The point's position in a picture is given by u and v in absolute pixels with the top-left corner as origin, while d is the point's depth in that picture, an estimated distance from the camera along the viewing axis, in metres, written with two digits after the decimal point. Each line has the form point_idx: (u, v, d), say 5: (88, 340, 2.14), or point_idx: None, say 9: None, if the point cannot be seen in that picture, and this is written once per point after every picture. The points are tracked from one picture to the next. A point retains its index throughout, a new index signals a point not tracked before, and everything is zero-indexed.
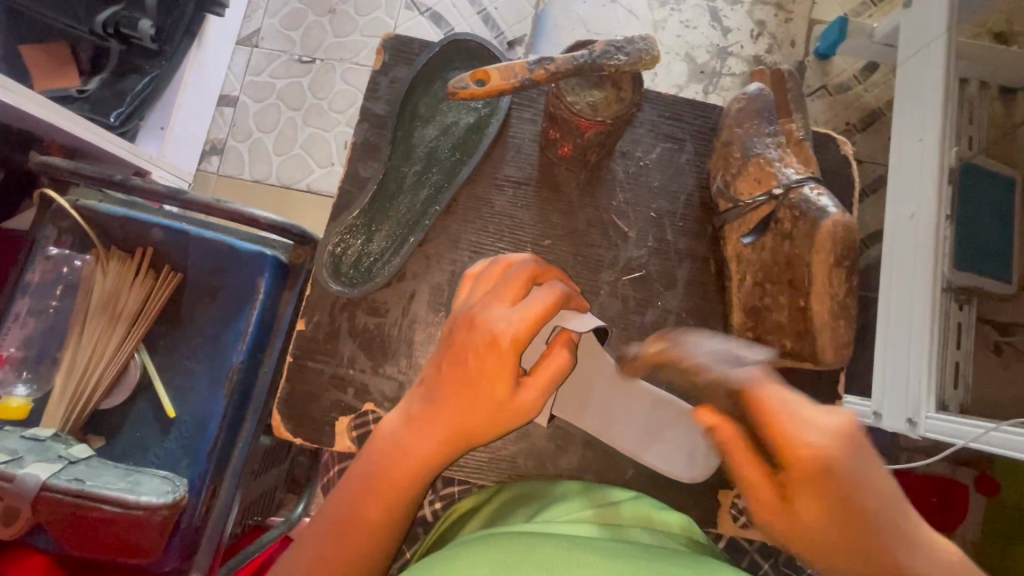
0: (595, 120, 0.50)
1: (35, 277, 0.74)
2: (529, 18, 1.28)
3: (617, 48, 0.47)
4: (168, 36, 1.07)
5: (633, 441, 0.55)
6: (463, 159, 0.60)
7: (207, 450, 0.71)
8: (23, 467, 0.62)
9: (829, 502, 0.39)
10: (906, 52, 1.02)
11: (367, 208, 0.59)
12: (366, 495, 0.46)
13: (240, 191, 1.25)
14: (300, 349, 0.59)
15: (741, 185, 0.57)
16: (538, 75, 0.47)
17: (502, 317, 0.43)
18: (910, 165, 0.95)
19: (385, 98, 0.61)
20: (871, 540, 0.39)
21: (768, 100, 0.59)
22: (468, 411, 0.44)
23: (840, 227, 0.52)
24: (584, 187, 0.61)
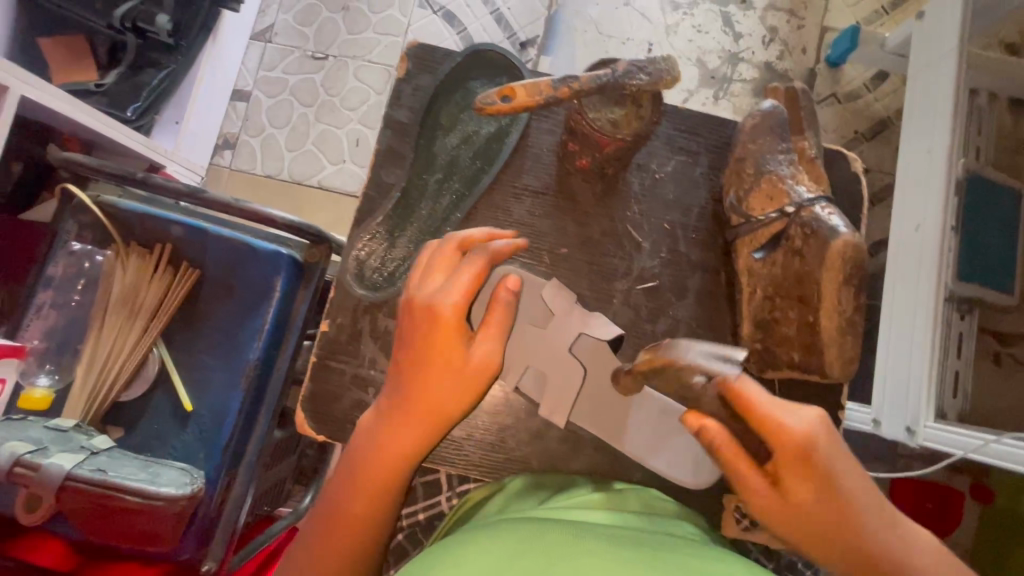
0: (615, 135, 0.52)
1: (57, 271, 0.76)
2: (542, 20, 1.29)
3: (640, 67, 0.48)
4: (184, 30, 1.08)
5: (641, 447, 0.55)
6: (485, 168, 0.62)
7: (223, 443, 0.73)
8: (49, 457, 0.63)
9: (816, 485, 0.43)
10: (917, 64, 1.03)
11: (390, 213, 0.60)
12: (348, 488, 0.49)
13: (253, 186, 1.26)
14: (324, 348, 0.60)
15: (754, 201, 0.58)
16: (563, 92, 0.48)
17: (437, 290, 0.48)
18: (918, 176, 0.96)
19: (409, 105, 0.62)
20: (848, 524, 0.44)
21: (782, 117, 0.60)
22: (430, 380, 0.48)
23: (851, 247, 0.52)
24: (600, 198, 0.62)
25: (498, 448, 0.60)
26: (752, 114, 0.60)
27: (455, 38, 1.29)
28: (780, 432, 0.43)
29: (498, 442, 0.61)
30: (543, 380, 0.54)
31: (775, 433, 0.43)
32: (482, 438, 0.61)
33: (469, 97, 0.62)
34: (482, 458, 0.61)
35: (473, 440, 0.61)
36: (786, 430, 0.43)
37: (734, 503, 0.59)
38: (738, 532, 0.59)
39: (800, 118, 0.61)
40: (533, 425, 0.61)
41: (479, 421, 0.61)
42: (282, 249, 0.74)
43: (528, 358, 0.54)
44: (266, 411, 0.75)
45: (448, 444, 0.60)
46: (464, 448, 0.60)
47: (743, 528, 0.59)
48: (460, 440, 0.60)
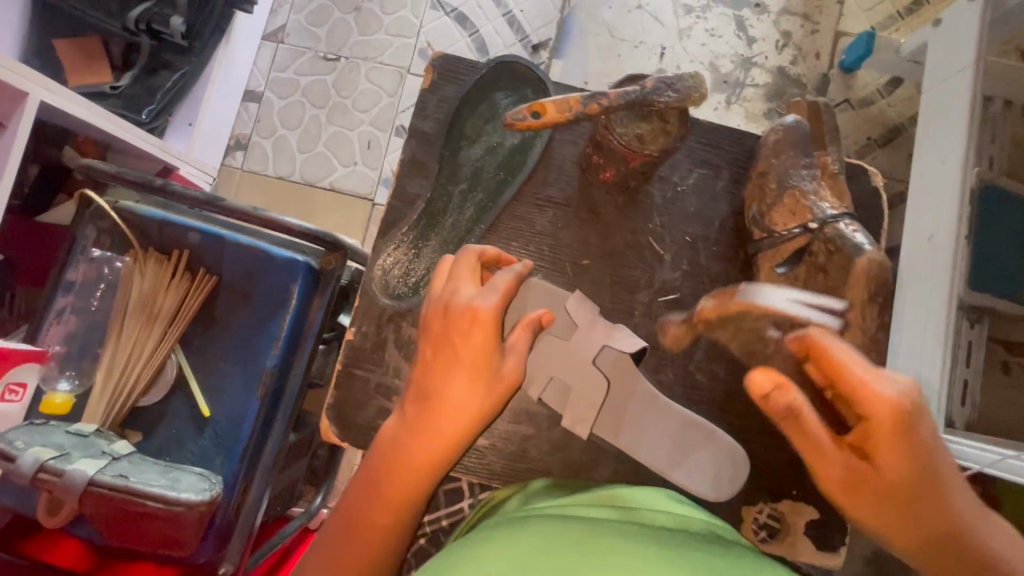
0: (643, 150, 0.51)
1: (76, 276, 0.77)
2: (555, 22, 1.28)
3: (668, 84, 0.48)
4: (198, 33, 1.07)
5: (663, 459, 0.55)
6: (508, 178, 0.61)
7: (240, 449, 0.74)
8: (71, 463, 0.64)
9: (907, 457, 0.44)
10: (933, 72, 1.03)
11: (414, 223, 0.61)
12: (371, 495, 0.48)
13: (265, 188, 1.27)
14: (349, 356, 0.60)
15: (777, 215, 0.58)
16: (592, 109, 0.47)
17: (474, 296, 0.49)
18: (933, 185, 0.96)
19: (433, 117, 0.62)
20: (932, 495, 0.45)
21: (805, 132, 0.60)
22: (462, 388, 0.47)
23: (875, 265, 0.52)
24: (622, 209, 0.62)
25: (520, 458, 0.61)
26: (775, 129, 0.60)
27: (467, 40, 1.28)
28: (873, 399, 0.44)
29: (519, 453, 0.61)
30: (567, 393, 0.53)
31: (867, 396, 0.44)
32: (504, 445, 0.61)
33: (493, 109, 0.62)
34: (504, 467, 0.61)
35: (494, 450, 0.61)
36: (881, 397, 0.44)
37: (752, 514, 0.59)
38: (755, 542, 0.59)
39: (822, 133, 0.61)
40: (556, 435, 0.61)
41: (500, 432, 0.61)
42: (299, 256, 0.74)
43: (553, 369, 0.53)
44: (283, 416, 0.75)
45: (470, 452, 0.60)
46: (487, 458, 0.60)
47: (760, 539, 0.59)
48: (483, 450, 0.60)
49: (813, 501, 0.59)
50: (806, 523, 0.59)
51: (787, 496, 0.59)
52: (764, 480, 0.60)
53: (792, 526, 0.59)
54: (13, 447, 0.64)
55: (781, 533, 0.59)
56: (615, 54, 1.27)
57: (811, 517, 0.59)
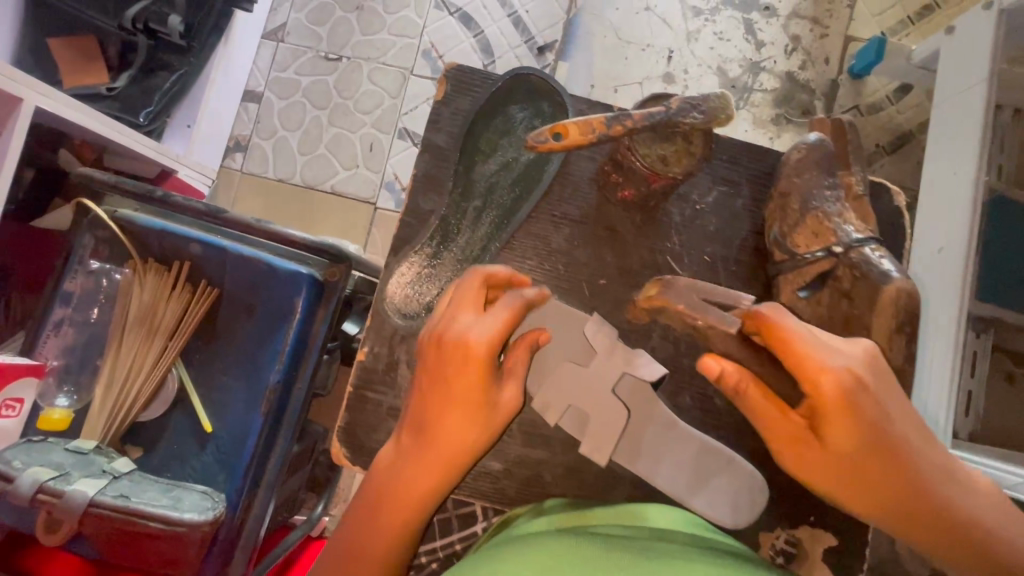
0: (667, 174, 0.52)
1: (74, 288, 0.75)
2: (561, 24, 1.26)
3: (694, 105, 0.47)
4: (197, 31, 1.04)
5: (681, 486, 0.54)
6: (523, 197, 0.60)
7: (243, 467, 0.72)
8: (71, 483, 0.63)
9: (857, 431, 0.45)
10: (944, 81, 1.01)
11: (427, 240, 0.59)
12: (370, 521, 0.49)
13: (266, 190, 1.24)
14: (360, 379, 0.59)
15: (799, 237, 0.57)
16: (615, 131, 0.46)
17: (468, 328, 0.47)
18: (943, 196, 0.95)
19: (447, 130, 0.61)
20: (891, 464, 0.46)
21: (828, 151, 0.59)
22: (454, 420, 0.47)
23: (904, 294, 0.52)
24: (639, 229, 0.61)
25: (535, 483, 0.60)
26: (798, 147, 0.59)
27: (472, 41, 1.26)
28: (818, 382, 0.44)
29: (533, 476, 0.60)
30: (585, 418, 0.53)
31: (813, 376, 0.44)
32: (517, 472, 0.60)
33: (509, 122, 0.60)
34: (519, 492, 0.60)
35: (508, 475, 0.60)
36: (825, 377, 0.44)
37: (770, 540, 0.60)
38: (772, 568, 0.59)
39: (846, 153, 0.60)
40: (570, 460, 0.60)
41: (514, 455, 0.60)
42: (301, 267, 0.72)
43: (570, 396, 0.53)
44: (287, 433, 0.74)
45: (485, 477, 0.60)
46: (500, 483, 0.60)
47: (778, 564, 0.59)
48: (496, 474, 0.60)
49: (831, 527, 0.60)
50: (824, 551, 0.60)
51: (806, 523, 0.60)
52: (783, 508, 0.60)
53: (810, 554, 0.60)
54: (11, 467, 0.63)
55: (799, 559, 0.59)
56: (622, 57, 1.24)
57: (829, 545, 0.60)
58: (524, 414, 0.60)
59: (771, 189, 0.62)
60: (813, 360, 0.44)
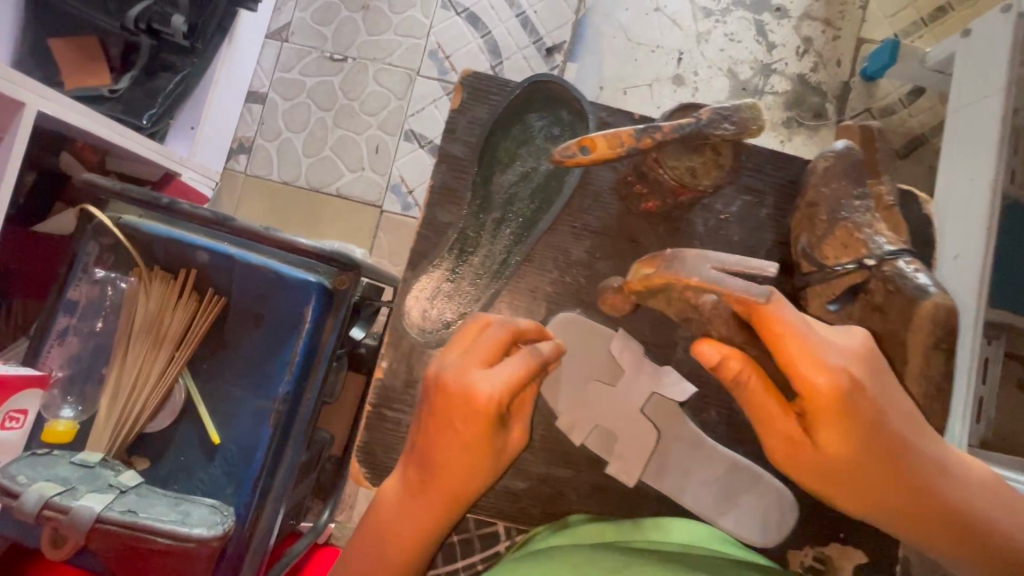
0: (697, 186, 0.55)
1: (79, 296, 0.74)
2: (570, 24, 1.24)
3: (725, 116, 0.49)
4: (201, 31, 1.02)
5: (709, 506, 0.60)
6: (542, 208, 0.62)
7: (252, 479, 0.71)
8: (78, 499, 0.62)
9: (850, 428, 0.44)
10: (960, 86, 0.97)
11: (447, 253, 0.62)
12: (376, 556, 0.50)
13: (270, 192, 1.23)
14: (379, 398, 0.62)
15: (827, 249, 0.59)
16: (644, 144, 0.48)
17: (477, 381, 0.46)
18: (958, 203, 0.91)
19: (464, 140, 0.62)
20: (884, 458, 0.45)
21: (854, 158, 0.61)
22: (460, 465, 0.48)
23: (941, 308, 0.55)
24: (662, 239, 0.62)
25: (554, 501, 0.62)
26: (826, 155, 0.61)
27: (479, 41, 1.24)
28: (809, 380, 0.43)
29: (554, 494, 0.62)
30: (612, 439, 0.60)
31: (803, 374, 0.43)
32: (540, 491, 0.62)
33: (527, 131, 0.62)
34: (541, 512, 0.62)
35: (530, 494, 0.62)
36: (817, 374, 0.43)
37: (798, 558, 0.62)
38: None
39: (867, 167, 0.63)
40: (595, 478, 0.62)
41: (536, 473, 0.62)
42: (310, 276, 0.70)
43: (597, 419, 0.60)
44: (296, 444, 0.72)
45: (508, 497, 0.62)
46: (522, 501, 0.62)
47: None
48: (518, 493, 0.62)
49: (858, 543, 0.62)
50: (852, 567, 0.62)
51: (835, 540, 0.62)
52: (811, 525, 0.61)
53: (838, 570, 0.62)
54: (14, 482, 0.62)
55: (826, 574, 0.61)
56: (632, 59, 1.23)
57: (857, 561, 0.62)
58: (546, 434, 0.62)
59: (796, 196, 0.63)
60: (808, 357, 0.43)
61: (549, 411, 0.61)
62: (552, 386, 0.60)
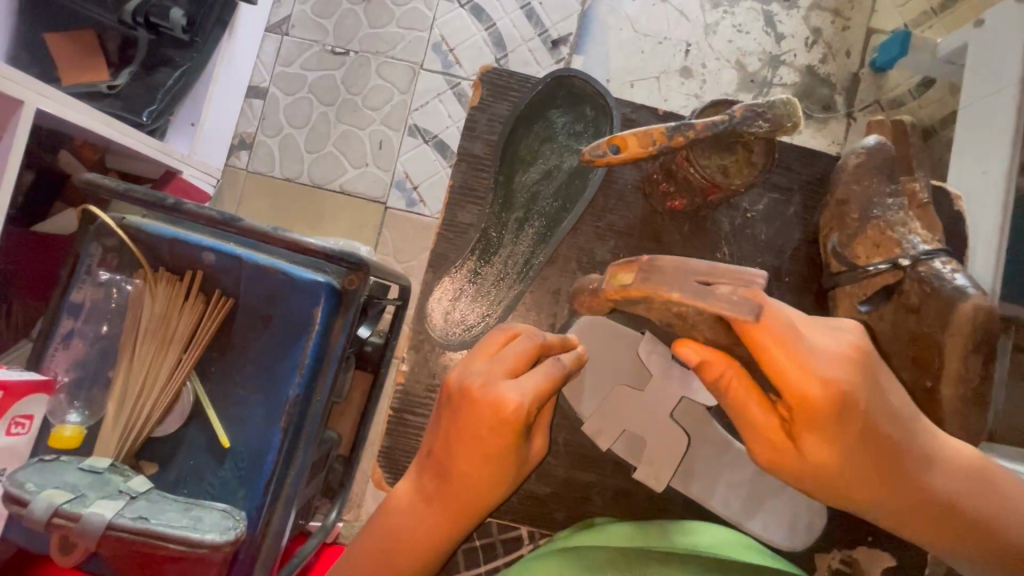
0: (726, 185, 0.55)
1: (84, 299, 0.72)
2: (575, 16, 1.22)
3: (758, 113, 0.49)
4: (200, 25, 1.00)
5: (738, 510, 0.61)
6: (567, 206, 0.64)
7: (264, 483, 0.70)
8: (87, 506, 0.61)
9: (832, 433, 0.45)
10: (971, 79, 0.94)
11: (470, 254, 0.63)
12: (384, 565, 0.49)
13: (272, 189, 1.21)
14: (401, 403, 0.63)
15: (860, 249, 0.62)
16: (677, 142, 0.48)
17: (505, 391, 0.45)
18: (974, 197, 0.87)
19: (483, 137, 0.64)
20: (875, 458, 0.47)
21: (888, 154, 0.64)
22: (478, 476, 0.47)
23: (981, 310, 0.56)
24: (689, 238, 0.64)
25: (577, 504, 0.63)
26: (857, 153, 0.64)
27: (483, 34, 1.22)
28: (795, 387, 0.43)
29: (578, 497, 0.63)
30: (640, 443, 0.61)
31: (793, 383, 0.43)
32: (564, 495, 0.63)
33: (549, 128, 0.64)
34: (563, 516, 0.63)
35: (554, 498, 0.63)
36: (809, 381, 0.43)
37: (826, 561, 0.63)
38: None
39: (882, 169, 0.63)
40: (620, 482, 0.63)
41: (560, 477, 0.63)
42: (320, 277, 0.69)
43: (626, 423, 0.61)
44: (307, 446, 0.71)
45: (532, 502, 0.62)
46: (546, 506, 0.62)
47: None
48: (542, 497, 0.63)
49: (886, 548, 0.63)
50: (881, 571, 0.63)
51: (862, 544, 0.63)
52: (839, 530, 0.63)
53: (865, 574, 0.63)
54: (24, 490, 0.61)
55: None
56: (638, 51, 1.21)
57: (886, 565, 0.63)
58: (568, 438, 0.63)
59: (824, 194, 0.66)
60: (790, 364, 0.43)
61: (572, 414, 0.62)
62: (579, 392, 0.62)
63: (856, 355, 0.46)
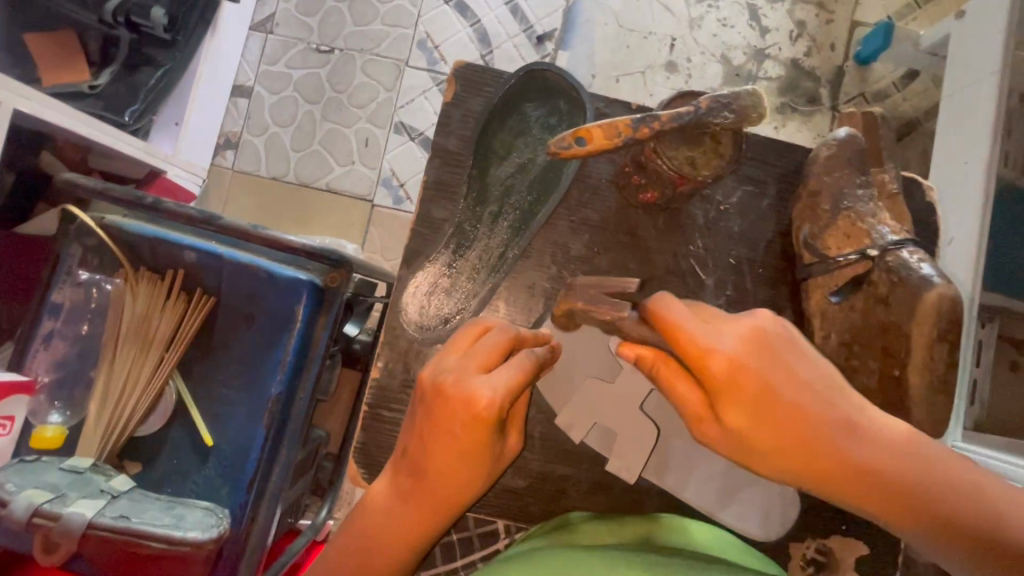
0: (695, 177, 0.55)
1: (64, 300, 0.73)
2: (560, 11, 1.22)
3: (725, 104, 0.49)
4: (181, 24, 1.00)
5: (711, 500, 0.62)
6: (540, 200, 0.64)
7: (247, 481, 0.70)
8: (68, 505, 0.61)
9: (751, 406, 0.42)
10: (953, 71, 0.95)
11: (444, 249, 0.63)
12: (362, 564, 0.49)
13: (258, 189, 1.21)
14: (376, 398, 0.63)
15: (830, 240, 0.63)
16: (642, 134, 0.48)
17: (478, 387, 0.45)
18: (956, 187, 0.87)
19: (457, 133, 0.64)
20: (806, 436, 0.42)
21: (858, 146, 0.64)
22: (454, 473, 0.47)
23: (946, 299, 0.56)
24: (663, 232, 0.65)
25: (555, 497, 0.63)
26: (829, 144, 0.64)
27: (469, 30, 1.22)
28: (702, 361, 0.42)
29: (556, 492, 0.63)
30: (612, 436, 0.62)
31: (696, 354, 0.42)
32: (543, 490, 0.63)
33: (524, 121, 0.64)
34: (541, 509, 0.63)
35: (531, 492, 0.63)
36: (711, 354, 0.42)
37: (800, 551, 0.63)
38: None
39: (853, 161, 0.64)
40: (595, 476, 0.63)
41: (537, 471, 0.63)
42: (301, 274, 0.69)
43: (597, 416, 0.62)
44: (290, 445, 0.71)
45: (508, 495, 0.63)
46: (523, 500, 0.63)
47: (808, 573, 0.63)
48: (519, 491, 0.63)
49: (860, 536, 0.63)
50: (855, 559, 0.63)
51: (836, 533, 0.63)
52: (813, 519, 0.63)
53: (840, 562, 0.63)
54: (4, 490, 0.61)
55: (828, 567, 0.63)
56: (623, 46, 1.21)
57: (860, 553, 0.63)
58: (543, 432, 0.63)
59: (797, 185, 0.66)
60: (692, 338, 0.42)
61: (547, 407, 0.63)
62: (553, 385, 0.62)
63: (766, 331, 0.44)
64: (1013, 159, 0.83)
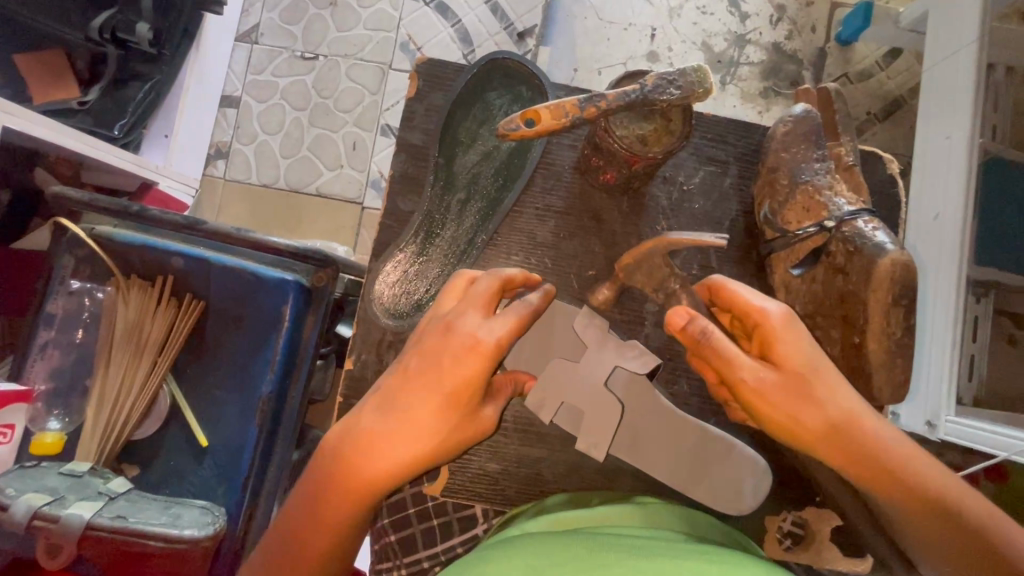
0: (647, 155, 0.56)
1: (57, 309, 0.74)
2: (541, 8, 1.22)
3: (671, 81, 0.51)
4: (167, 38, 1.00)
5: (684, 476, 0.62)
6: (507, 185, 0.66)
7: (241, 479, 0.71)
8: (66, 508, 0.62)
9: (794, 357, 0.51)
10: (931, 45, 0.94)
11: (412, 239, 0.65)
12: (315, 510, 0.48)
13: (249, 196, 1.22)
14: (350, 389, 0.64)
15: (790, 214, 0.64)
16: (588, 112, 0.51)
17: (478, 326, 0.49)
18: (932, 162, 0.87)
19: (421, 127, 0.66)
20: (829, 395, 0.50)
21: (815, 121, 0.65)
22: (440, 417, 0.49)
23: (899, 265, 0.57)
24: (627, 215, 0.67)
25: (536, 479, 0.65)
26: (785, 121, 0.65)
27: (450, 31, 1.23)
28: (764, 312, 0.51)
29: (534, 475, 0.65)
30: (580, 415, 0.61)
31: (758, 309, 0.52)
32: (519, 474, 0.65)
33: (487, 109, 0.66)
34: (520, 493, 0.65)
35: (507, 475, 0.65)
36: (767, 311, 0.52)
37: (777, 523, 0.66)
38: (781, 550, 0.65)
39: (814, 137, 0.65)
40: (569, 457, 0.65)
41: (513, 455, 0.65)
42: (287, 275, 0.70)
43: (567, 395, 0.61)
44: (285, 442, 0.73)
45: (483, 479, 0.65)
46: (498, 483, 0.65)
47: (785, 546, 0.65)
48: (495, 475, 0.65)
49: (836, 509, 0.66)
50: (831, 530, 0.66)
51: (811, 504, 0.66)
52: (784, 491, 0.66)
53: (816, 534, 0.65)
54: (5, 495, 0.63)
55: (804, 539, 0.65)
56: (604, 38, 1.21)
57: (835, 524, 0.66)
58: (520, 415, 0.65)
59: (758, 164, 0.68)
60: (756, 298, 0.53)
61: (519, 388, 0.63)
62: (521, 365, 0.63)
63: None
64: (999, 132, 0.82)
